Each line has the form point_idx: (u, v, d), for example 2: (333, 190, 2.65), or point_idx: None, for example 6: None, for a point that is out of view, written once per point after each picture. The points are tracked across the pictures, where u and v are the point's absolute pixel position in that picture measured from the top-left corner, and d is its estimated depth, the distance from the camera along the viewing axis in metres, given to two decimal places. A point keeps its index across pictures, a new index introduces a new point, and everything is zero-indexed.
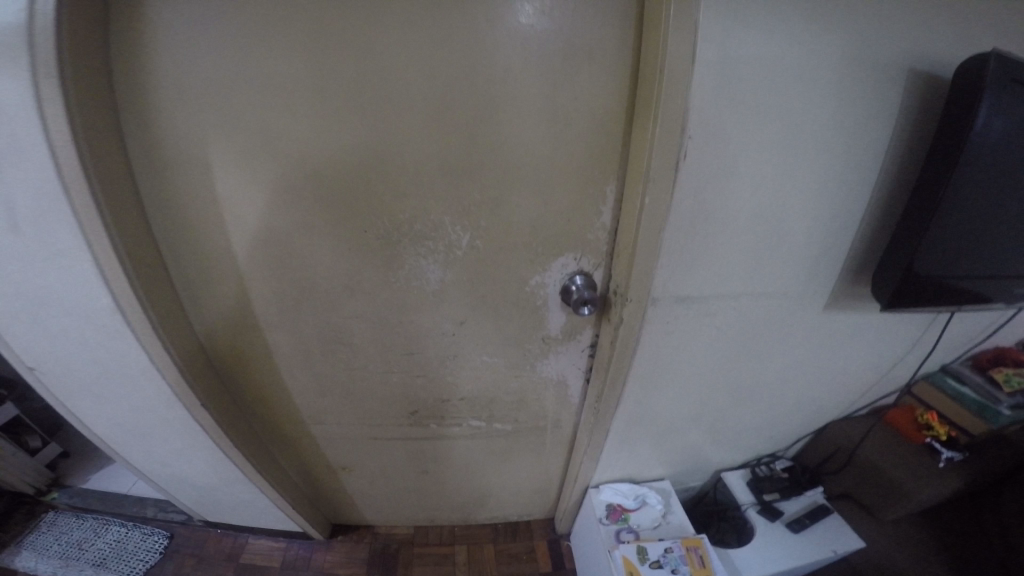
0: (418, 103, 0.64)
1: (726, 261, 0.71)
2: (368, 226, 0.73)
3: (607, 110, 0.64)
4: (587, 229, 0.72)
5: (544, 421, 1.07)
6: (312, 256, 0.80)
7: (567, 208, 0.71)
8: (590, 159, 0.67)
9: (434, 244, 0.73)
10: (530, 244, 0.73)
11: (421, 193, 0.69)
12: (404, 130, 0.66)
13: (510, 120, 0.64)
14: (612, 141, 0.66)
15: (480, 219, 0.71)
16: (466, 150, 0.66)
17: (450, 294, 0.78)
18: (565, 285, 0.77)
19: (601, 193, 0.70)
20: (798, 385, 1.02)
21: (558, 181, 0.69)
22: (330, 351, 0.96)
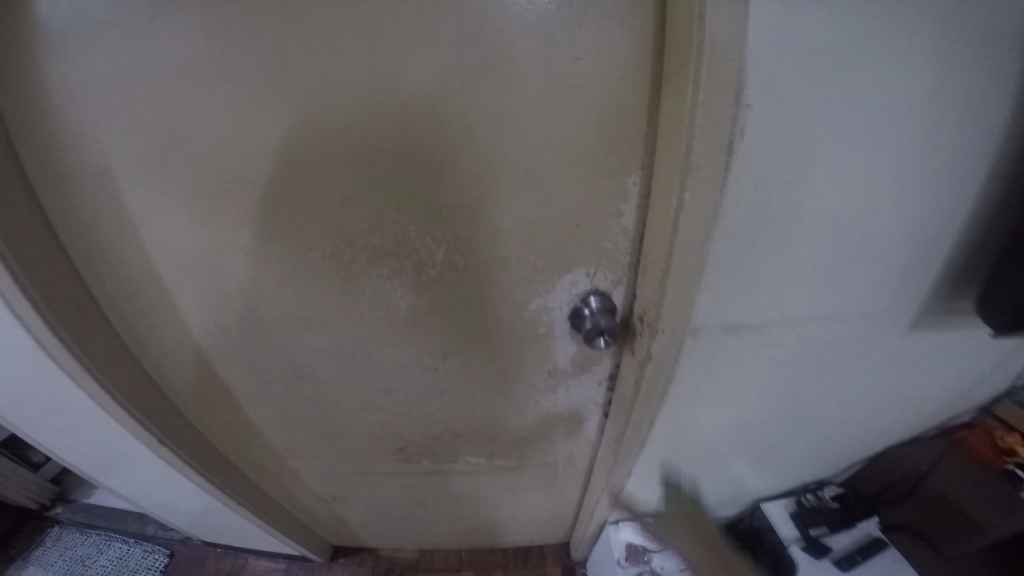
0: (362, 77, 0.46)
1: (792, 278, 0.52)
2: (314, 241, 0.56)
3: (628, 75, 0.45)
4: (600, 236, 0.54)
5: (554, 456, 0.90)
6: (252, 281, 0.63)
7: (573, 210, 0.52)
8: (603, 143, 0.49)
9: (398, 264, 0.55)
10: (524, 258, 0.55)
11: (371, 196, 0.51)
12: (343, 116, 0.48)
13: (488, 95, 0.46)
14: (635, 119, 0.48)
15: (456, 231, 0.53)
16: (430, 139, 0.48)
17: (426, 323, 0.61)
18: (575, 310, 0.59)
19: (619, 188, 0.51)
20: (863, 408, 0.84)
21: (560, 175, 0.50)
22: (298, 385, 0.80)
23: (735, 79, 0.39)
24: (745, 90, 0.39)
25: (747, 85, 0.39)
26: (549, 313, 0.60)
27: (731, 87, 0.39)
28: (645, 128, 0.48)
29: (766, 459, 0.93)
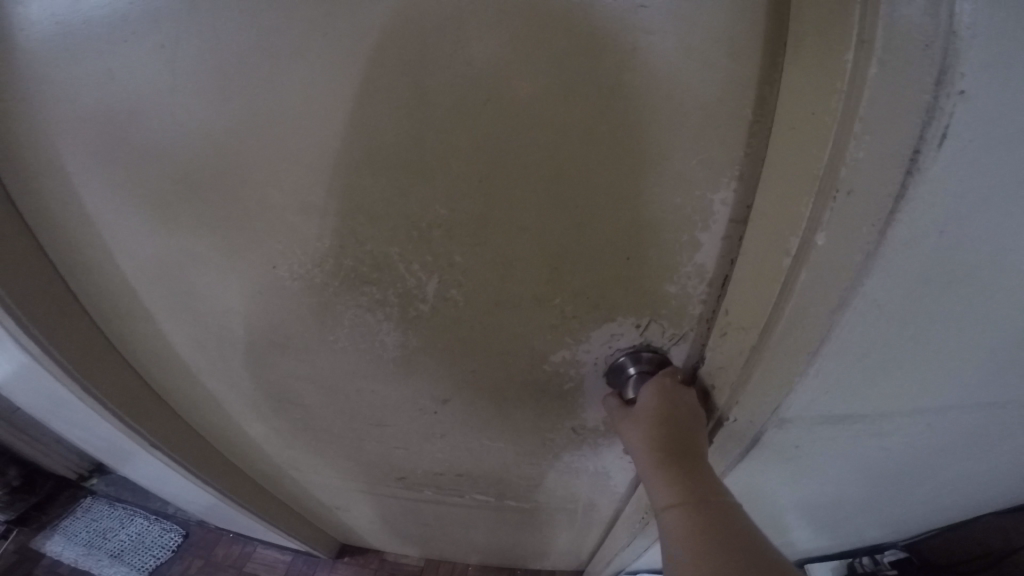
0: (329, 36, 0.31)
1: (955, 357, 0.35)
2: (278, 259, 0.43)
3: (739, 42, 0.29)
4: (660, 276, 0.39)
5: (574, 504, 0.77)
6: (217, 300, 0.51)
7: (622, 237, 0.37)
8: (681, 144, 0.32)
9: (380, 294, 0.42)
10: (548, 297, 0.40)
11: (343, 207, 0.37)
12: (302, 100, 0.34)
13: (505, 66, 0.30)
14: (738, 109, 0.31)
15: (454, 257, 0.38)
16: (421, 129, 0.33)
17: (422, 366, 0.48)
18: (615, 367, 0.45)
19: (696, 211, 0.35)
20: (974, 491, 0.65)
21: (609, 187, 0.34)
22: (282, 411, 0.68)
23: (944, 50, 0.22)
24: (959, 67, 0.23)
25: (960, 64, 0.23)
26: (581, 365, 0.46)
27: (931, 66, 0.23)
28: (754, 123, 0.31)
29: (831, 530, 0.76)
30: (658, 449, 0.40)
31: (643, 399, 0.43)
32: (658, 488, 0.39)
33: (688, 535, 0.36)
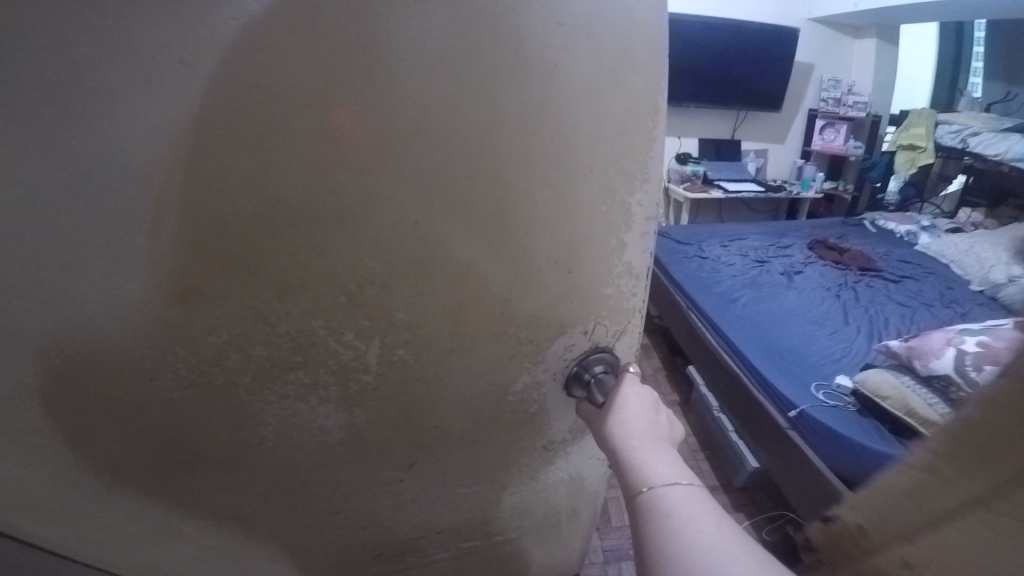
0: (196, 84, 0.24)
1: None
2: (154, 367, 0.32)
3: (629, 61, 0.31)
4: (601, 280, 0.38)
5: (558, 519, 0.73)
6: (58, 457, 0.35)
7: (562, 254, 0.35)
8: (602, 151, 0.33)
9: (309, 375, 0.34)
10: (499, 332, 0.37)
11: (238, 286, 0.29)
12: (160, 166, 0.25)
13: (420, 90, 0.27)
14: (641, 115, 0.33)
15: (394, 313, 0.33)
16: (331, 173, 0.27)
17: (371, 439, 0.41)
18: (575, 376, 0.43)
19: (621, 212, 0.36)
20: None
21: (545, 203, 0.32)
22: (197, 567, 0.51)
23: None
24: None
25: None
26: (540, 389, 0.43)
27: None
28: (654, 129, 0.34)
29: None
30: (631, 435, 0.36)
31: (633, 404, 0.38)
32: (628, 478, 0.34)
33: (659, 523, 0.31)
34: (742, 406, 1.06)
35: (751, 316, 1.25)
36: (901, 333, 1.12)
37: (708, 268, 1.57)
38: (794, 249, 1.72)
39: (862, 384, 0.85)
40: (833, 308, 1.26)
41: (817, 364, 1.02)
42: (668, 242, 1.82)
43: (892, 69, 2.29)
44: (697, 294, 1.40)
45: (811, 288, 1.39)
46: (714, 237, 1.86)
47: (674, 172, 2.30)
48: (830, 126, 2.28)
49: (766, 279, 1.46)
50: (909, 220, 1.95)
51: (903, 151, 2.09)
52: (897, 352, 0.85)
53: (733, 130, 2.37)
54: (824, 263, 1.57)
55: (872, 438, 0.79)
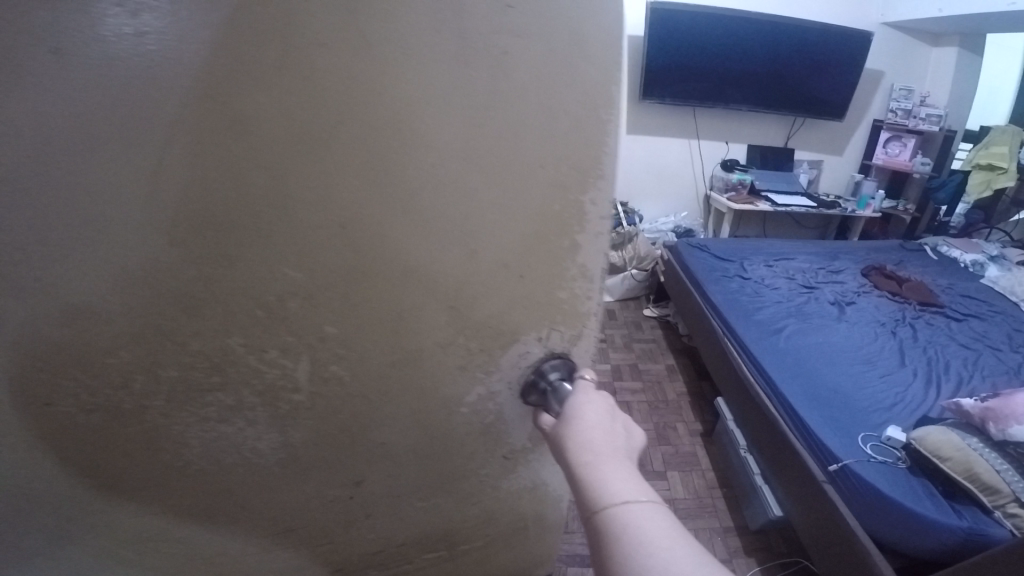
0: (68, 74, 0.21)
1: None
2: (47, 391, 0.28)
3: (587, 50, 0.29)
4: (552, 284, 0.36)
5: (525, 527, 0.71)
6: None
7: (508, 259, 0.33)
8: (547, 152, 0.30)
9: (232, 398, 0.31)
10: (443, 343, 0.34)
11: (139, 301, 0.26)
12: (25, 165, 0.21)
13: (348, 78, 0.24)
14: (591, 110, 0.30)
15: (322, 327, 0.30)
16: (245, 174, 0.24)
17: (310, 458, 0.38)
18: (531, 383, 0.41)
19: (570, 214, 0.33)
20: None
21: (485, 207, 0.30)
22: None
23: None
24: None
25: None
26: (497, 399, 0.41)
27: None
28: (608, 124, 0.31)
29: None
30: (585, 452, 0.34)
31: (591, 414, 0.36)
32: (587, 497, 0.32)
33: (620, 549, 0.29)
34: (775, 451, 0.93)
35: (796, 352, 1.09)
36: (967, 385, 0.98)
37: (750, 291, 1.38)
38: (845, 275, 1.53)
39: (918, 440, 0.75)
40: (888, 348, 1.11)
41: (867, 413, 0.89)
42: (703, 256, 1.60)
43: (971, 83, 2.04)
44: (735, 318, 1.24)
45: (864, 321, 1.23)
46: (754, 255, 1.66)
47: (717, 181, 2.09)
48: (897, 140, 2.03)
49: (814, 307, 1.29)
50: (975, 247, 1.72)
51: (979, 172, 1.85)
52: (969, 412, 0.76)
53: (787, 138, 2.12)
54: (879, 293, 1.40)
55: (925, 504, 0.69)
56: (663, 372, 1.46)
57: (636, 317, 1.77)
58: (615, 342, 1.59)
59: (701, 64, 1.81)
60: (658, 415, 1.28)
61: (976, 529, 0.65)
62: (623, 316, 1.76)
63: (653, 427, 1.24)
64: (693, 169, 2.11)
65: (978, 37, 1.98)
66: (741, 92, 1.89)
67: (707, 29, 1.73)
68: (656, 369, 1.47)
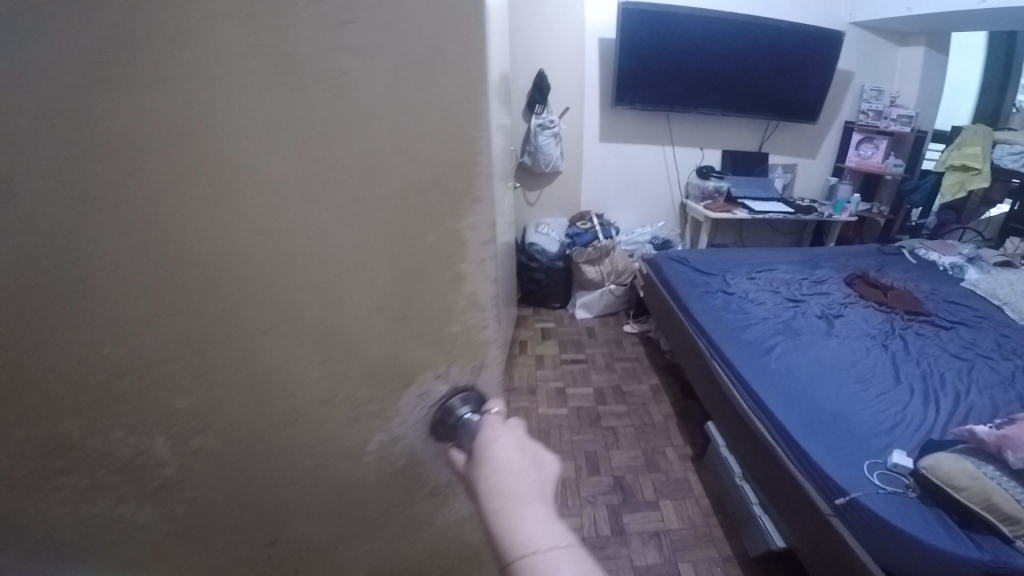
0: None
1: None
2: None
3: (449, 50, 0.23)
4: (438, 319, 0.30)
5: None
6: None
7: (372, 301, 0.27)
8: (397, 174, 0.24)
9: (85, 478, 0.27)
10: (314, 403, 0.29)
11: None
12: None
13: (139, 107, 0.19)
14: (444, 115, 0.24)
15: (171, 404, 0.25)
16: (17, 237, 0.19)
17: (203, 533, 0.32)
18: (438, 423, 0.35)
19: (441, 238, 0.27)
20: None
21: (325, 246, 0.24)
22: None
23: None
24: None
25: None
26: (404, 444, 0.35)
27: None
28: (470, 130, 0.25)
29: None
30: (493, 498, 0.28)
31: (499, 452, 0.29)
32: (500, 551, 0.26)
33: None
34: (774, 481, 0.79)
35: (789, 374, 0.93)
36: (967, 400, 0.87)
37: (734, 306, 1.17)
38: (829, 283, 1.35)
39: (926, 466, 0.65)
40: (883, 363, 0.97)
41: (867, 437, 0.77)
42: (682, 269, 1.37)
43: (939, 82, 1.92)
44: (722, 339, 1.04)
45: (853, 333, 1.08)
46: (737, 265, 1.44)
47: (694, 188, 1.87)
48: (868, 142, 1.90)
49: (802, 322, 1.11)
50: (950, 249, 1.60)
51: (953, 172, 1.75)
52: (981, 438, 0.65)
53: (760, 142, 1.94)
54: (864, 303, 1.23)
55: (939, 533, 0.60)
56: (649, 393, 1.26)
57: (617, 333, 1.55)
58: (594, 362, 1.38)
59: (671, 67, 1.63)
60: (645, 441, 1.10)
61: (999, 561, 0.56)
62: (602, 333, 1.54)
63: (641, 454, 1.06)
64: (667, 176, 1.90)
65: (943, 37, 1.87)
66: (711, 98, 1.71)
67: (670, 29, 1.55)
68: (640, 391, 1.26)
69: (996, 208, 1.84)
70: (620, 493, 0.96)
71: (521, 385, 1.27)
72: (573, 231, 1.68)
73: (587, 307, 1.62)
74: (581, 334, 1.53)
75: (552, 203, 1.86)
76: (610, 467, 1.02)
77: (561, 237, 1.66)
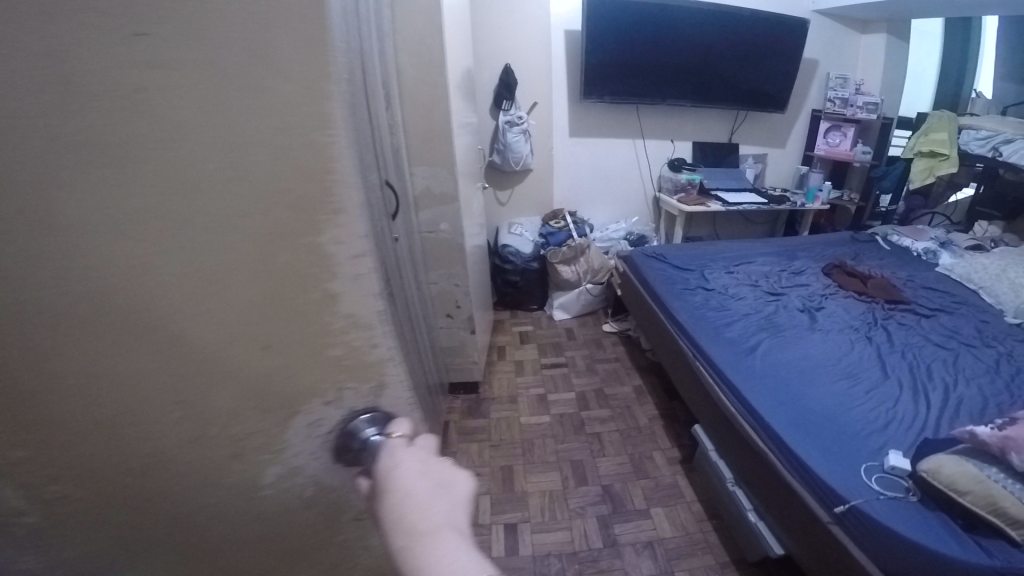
0: None
1: None
2: None
3: None
4: (305, 352, 0.22)
5: None
6: None
7: (199, 327, 0.19)
8: (183, 142, 0.16)
9: None
10: (152, 464, 0.21)
11: None
12: None
13: None
14: (251, 54, 0.16)
15: None
16: None
17: None
18: (340, 454, 0.25)
19: (287, 240, 0.19)
20: None
21: (80, 261, 0.16)
22: None
23: None
24: None
25: None
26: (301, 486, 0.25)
27: None
28: (316, 86, 0.17)
29: None
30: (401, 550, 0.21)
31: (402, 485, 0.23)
32: None
33: None
34: (769, 488, 0.76)
35: (776, 374, 0.90)
36: (956, 391, 0.86)
37: (715, 303, 1.14)
38: (807, 275, 1.33)
39: (926, 471, 0.63)
40: (869, 357, 0.95)
41: (862, 438, 0.75)
42: (661, 266, 1.34)
43: (899, 69, 1.95)
44: (706, 339, 1.01)
45: (837, 327, 1.06)
46: (715, 260, 1.42)
47: (666, 181, 1.87)
48: (836, 130, 1.93)
49: (785, 317, 1.09)
50: (921, 234, 1.62)
51: (921, 159, 1.76)
52: (983, 441, 0.62)
53: (730, 133, 1.93)
54: (844, 293, 1.22)
55: (946, 541, 0.58)
56: (632, 395, 1.22)
57: (596, 333, 1.52)
58: (575, 365, 1.34)
59: (636, 61, 1.61)
60: (632, 446, 1.06)
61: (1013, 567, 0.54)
62: (581, 334, 1.51)
63: (628, 461, 1.02)
64: (639, 171, 1.89)
65: (903, 24, 1.89)
66: (678, 89, 1.71)
67: (633, 22, 1.53)
68: (624, 394, 1.23)
69: (962, 191, 1.85)
70: (609, 503, 0.93)
71: (500, 394, 1.23)
72: (547, 230, 1.65)
73: (564, 308, 1.59)
74: (560, 336, 1.50)
75: (523, 202, 1.83)
76: (598, 475, 0.99)
77: (535, 237, 1.63)
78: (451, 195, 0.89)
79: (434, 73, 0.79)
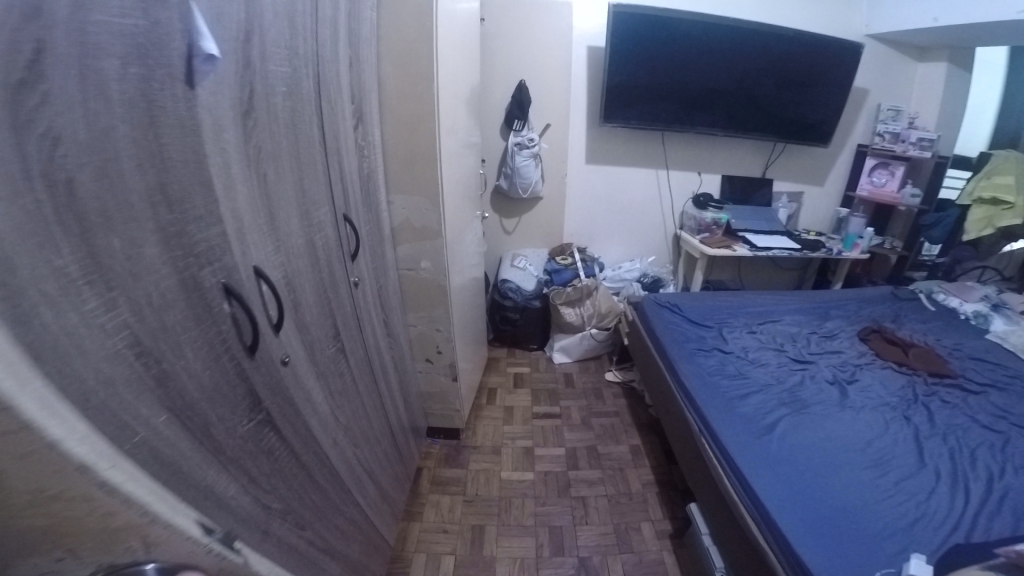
0: None
1: None
2: None
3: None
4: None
5: None
6: None
7: None
8: None
9: None
10: None
11: None
12: None
13: None
14: None
15: None
16: None
17: None
18: None
19: None
20: None
21: None
22: None
23: None
24: None
25: None
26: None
27: None
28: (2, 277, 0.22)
29: None
30: None
31: None
32: None
33: None
34: None
35: (789, 455, 0.78)
36: (1002, 482, 0.73)
37: (729, 369, 1.02)
38: (840, 339, 1.19)
39: None
40: (902, 440, 0.82)
41: (880, 538, 0.63)
42: (672, 318, 1.23)
43: (960, 101, 1.77)
44: (712, 411, 0.89)
45: (869, 403, 0.93)
46: (733, 314, 1.30)
47: (689, 219, 1.74)
48: (883, 168, 1.76)
49: (808, 389, 0.96)
50: (969, 291, 1.45)
51: (981, 206, 1.59)
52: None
53: (764, 168, 1.80)
54: (881, 364, 1.08)
55: None
56: (627, 455, 1.11)
57: (597, 382, 1.40)
58: (568, 418, 1.23)
59: (662, 84, 1.50)
60: (618, 515, 0.95)
61: None
62: (580, 382, 1.40)
63: (612, 532, 0.91)
64: (660, 205, 1.77)
65: (967, 52, 1.72)
66: (709, 117, 1.58)
67: (666, 39, 1.42)
68: (618, 454, 1.11)
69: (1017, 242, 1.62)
70: None
71: (484, 443, 1.13)
72: (552, 267, 1.56)
73: (565, 351, 1.48)
74: (557, 382, 1.39)
75: (532, 232, 1.74)
76: (576, 545, 0.88)
77: (539, 274, 1.54)
78: (433, 230, 0.80)
79: (419, 92, 0.71)
